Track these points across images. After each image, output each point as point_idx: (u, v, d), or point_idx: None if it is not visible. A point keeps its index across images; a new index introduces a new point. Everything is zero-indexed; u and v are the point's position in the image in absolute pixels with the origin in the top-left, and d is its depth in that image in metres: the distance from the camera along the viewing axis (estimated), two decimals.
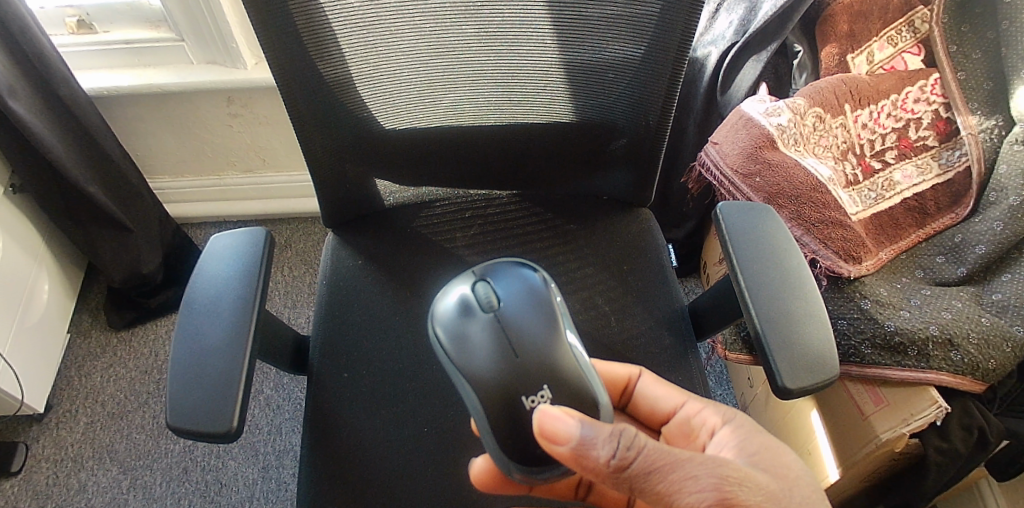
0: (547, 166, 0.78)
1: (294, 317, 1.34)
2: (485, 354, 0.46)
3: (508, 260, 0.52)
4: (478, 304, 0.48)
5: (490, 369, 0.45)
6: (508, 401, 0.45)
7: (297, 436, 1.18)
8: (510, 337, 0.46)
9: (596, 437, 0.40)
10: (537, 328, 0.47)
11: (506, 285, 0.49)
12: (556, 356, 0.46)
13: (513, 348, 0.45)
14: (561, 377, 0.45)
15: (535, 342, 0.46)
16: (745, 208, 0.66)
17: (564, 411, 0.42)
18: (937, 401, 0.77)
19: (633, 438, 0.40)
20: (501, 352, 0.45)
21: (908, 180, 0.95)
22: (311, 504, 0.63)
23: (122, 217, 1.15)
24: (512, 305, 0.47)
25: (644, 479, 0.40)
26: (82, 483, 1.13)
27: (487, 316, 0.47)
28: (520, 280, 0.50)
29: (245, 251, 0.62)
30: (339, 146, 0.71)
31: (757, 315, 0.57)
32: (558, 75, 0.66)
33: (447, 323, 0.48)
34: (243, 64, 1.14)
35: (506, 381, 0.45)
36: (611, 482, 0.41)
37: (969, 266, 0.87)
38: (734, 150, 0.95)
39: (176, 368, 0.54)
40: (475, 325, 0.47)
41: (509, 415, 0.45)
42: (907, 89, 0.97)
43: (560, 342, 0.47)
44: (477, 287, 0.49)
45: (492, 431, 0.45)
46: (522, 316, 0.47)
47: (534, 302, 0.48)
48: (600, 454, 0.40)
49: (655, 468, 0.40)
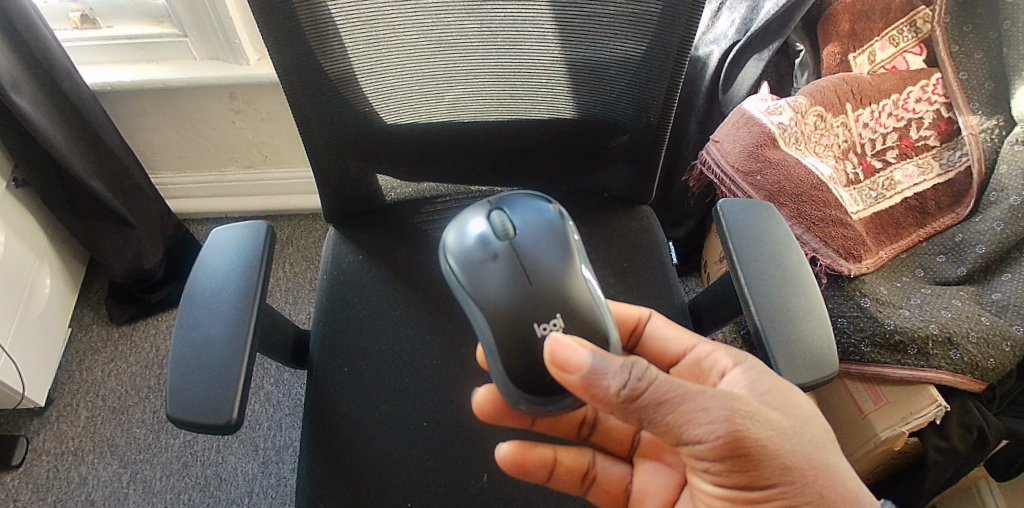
0: (547, 162, 0.78)
1: (294, 313, 1.34)
2: (500, 281, 0.46)
3: (524, 193, 0.52)
4: (494, 233, 0.48)
5: (504, 295, 0.46)
6: (520, 328, 0.45)
7: (297, 432, 1.18)
8: (525, 265, 0.46)
9: (607, 368, 0.43)
10: (551, 257, 0.47)
11: (522, 216, 0.49)
12: (570, 286, 0.46)
13: (527, 276, 0.46)
14: (573, 308, 0.46)
15: (549, 271, 0.46)
16: (744, 205, 0.66)
17: (576, 340, 0.44)
18: (937, 400, 0.78)
19: (644, 371, 0.43)
20: (515, 279, 0.46)
21: (909, 180, 0.95)
22: (310, 496, 0.63)
23: (124, 211, 1.16)
24: (527, 235, 0.48)
25: (655, 409, 0.43)
26: (82, 476, 1.13)
27: (502, 244, 0.47)
28: (536, 212, 0.50)
29: (246, 244, 0.62)
30: (340, 141, 0.71)
31: (757, 312, 0.57)
32: (559, 72, 0.66)
33: (461, 252, 0.48)
34: (245, 60, 1.14)
35: (519, 308, 0.45)
36: (618, 410, 0.44)
37: (969, 266, 0.87)
38: (736, 149, 0.95)
39: (177, 361, 0.54)
40: (490, 252, 0.47)
41: (520, 343, 0.45)
42: (908, 89, 0.97)
43: (574, 273, 0.47)
44: (493, 217, 0.49)
45: (502, 361, 0.46)
46: (537, 245, 0.47)
47: (549, 233, 0.48)
48: (611, 384, 0.42)
49: (666, 400, 0.43)
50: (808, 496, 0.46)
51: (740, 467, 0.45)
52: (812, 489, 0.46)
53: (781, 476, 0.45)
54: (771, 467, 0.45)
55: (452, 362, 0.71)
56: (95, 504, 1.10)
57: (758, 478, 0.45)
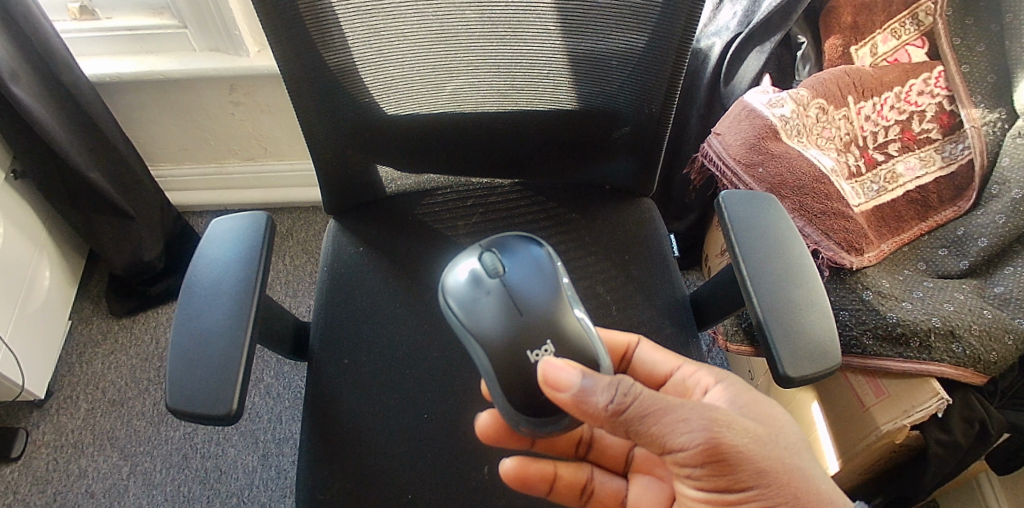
0: (549, 154, 0.78)
1: (295, 306, 1.34)
2: (492, 316, 0.48)
3: (514, 233, 0.54)
4: (485, 272, 0.51)
5: (496, 329, 0.48)
6: (513, 357, 0.47)
7: (297, 425, 1.18)
8: (514, 299, 0.49)
9: (595, 386, 0.44)
10: (540, 291, 0.49)
11: (512, 255, 0.51)
12: (558, 316, 0.48)
13: (517, 308, 0.48)
14: (563, 335, 0.48)
15: (537, 304, 0.48)
16: (747, 197, 0.66)
17: (566, 362, 0.45)
18: (938, 393, 0.77)
19: (630, 386, 0.44)
20: (506, 313, 0.48)
21: (911, 172, 0.94)
22: (310, 488, 0.63)
23: (123, 203, 1.15)
24: (516, 271, 0.50)
25: (639, 422, 0.44)
26: (82, 469, 1.13)
27: (492, 282, 0.50)
28: (525, 250, 0.52)
29: (245, 235, 0.62)
30: (340, 132, 0.71)
31: (760, 304, 0.57)
32: (561, 62, 0.66)
33: (456, 292, 0.51)
34: (245, 51, 1.13)
35: (510, 339, 0.47)
36: (607, 425, 0.45)
37: (971, 259, 0.86)
38: (737, 141, 0.95)
39: (176, 352, 0.54)
40: (482, 291, 0.49)
41: (514, 370, 0.47)
42: (911, 81, 0.96)
43: (562, 304, 0.49)
44: (483, 257, 0.52)
45: (500, 388, 0.48)
46: (525, 281, 0.49)
47: (537, 270, 0.51)
48: (598, 400, 0.43)
49: (650, 412, 0.43)
50: (780, 498, 0.46)
51: (718, 471, 0.45)
52: (787, 491, 0.46)
53: (757, 479, 0.45)
54: (747, 470, 0.45)
55: (453, 355, 0.71)
56: (95, 496, 1.10)
57: (736, 481, 0.46)
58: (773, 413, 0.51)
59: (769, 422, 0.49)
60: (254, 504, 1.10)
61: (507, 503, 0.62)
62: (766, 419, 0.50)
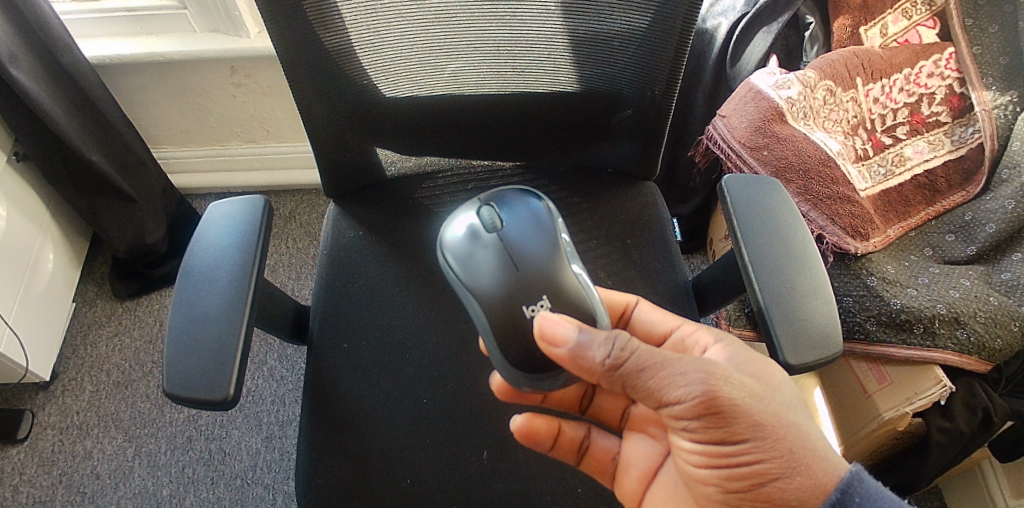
0: (551, 135, 0.77)
1: (297, 289, 1.33)
2: (489, 269, 0.49)
3: (512, 187, 0.55)
4: (483, 226, 0.51)
5: (494, 283, 0.48)
6: (510, 310, 0.48)
7: (299, 407, 1.18)
8: (511, 254, 0.49)
9: (592, 341, 0.45)
10: (538, 246, 0.50)
11: (511, 210, 0.52)
12: (555, 271, 0.49)
13: (514, 263, 0.49)
14: (559, 290, 0.49)
15: (534, 257, 0.49)
16: (751, 180, 0.65)
17: (563, 318, 0.47)
18: (941, 380, 0.77)
19: (627, 341, 0.45)
20: (503, 267, 0.49)
21: (919, 155, 0.93)
22: (310, 472, 0.63)
23: (125, 186, 1.15)
24: (514, 227, 0.50)
25: (637, 377, 0.45)
26: (88, 450, 1.14)
27: (491, 237, 0.50)
28: (523, 204, 0.52)
29: (245, 217, 0.61)
30: (339, 114, 0.70)
31: (760, 289, 0.56)
32: (562, 43, 0.64)
33: (454, 248, 0.52)
34: (246, 33, 1.11)
35: (508, 294, 0.48)
36: (605, 380, 0.46)
37: (979, 245, 0.85)
38: (742, 124, 0.93)
39: (173, 336, 0.54)
40: (481, 245, 0.50)
41: (512, 326, 0.48)
42: (921, 63, 0.94)
43: (559, 260, 0.50)
44: (482, 212, 0.52)
45: (498, 344, 0.49)
46: (523, 235, 0.50)
47: (535, 223, 0.51)
48: (595, 355, 0.45)
49: (646, 367, 0.44)
50: (778, 452, 0.45)
51: (714, 423, 0.45)
52: (783, 445, 0.46)
53: (752, 432, 0.45)
54: (743, 422, 0.45)
55: (453, 340, 0.70)
56: (101, 477, 1.12)
57: (731, 434, 0.45)
58: (774, 375, 0.50)
59: (770, 388, 0.49)
60: (258, 485, 1.11)
61: (507, 485, 0.62)
62: (766, 381, 0.49)
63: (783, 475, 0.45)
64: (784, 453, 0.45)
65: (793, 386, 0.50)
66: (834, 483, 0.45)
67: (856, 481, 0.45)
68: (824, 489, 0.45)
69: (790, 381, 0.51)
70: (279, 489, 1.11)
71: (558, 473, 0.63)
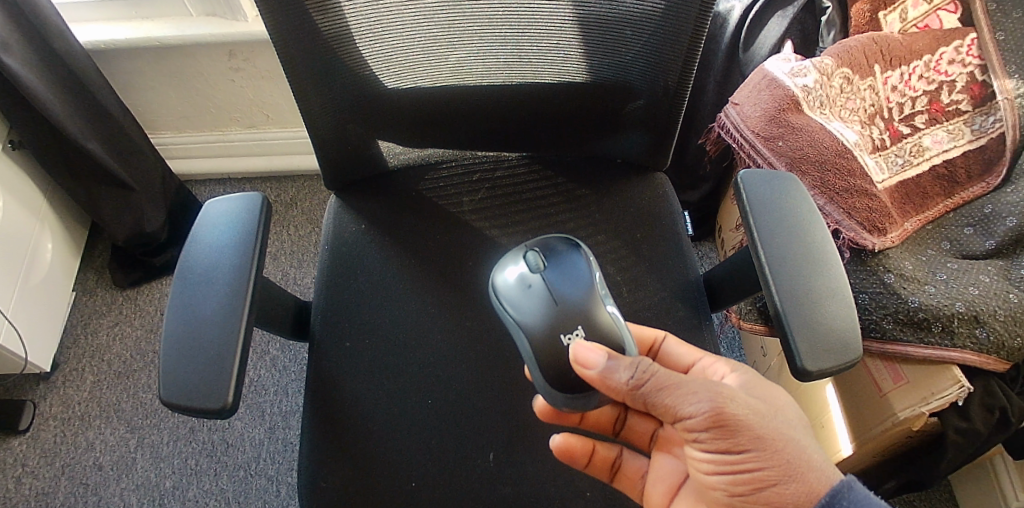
0: (559, 127, 0.74)
1: (299, 278, 1.32)
2: (532, 304, 0.51)
3: (557, 234, 0.57)
4: (528, 267, 0.53)
5: (536, 317, 0.50)
6: (547, 339, 0.50)
7: (303, 398, 1.18)
8: (551, 291, 0.51)
9: (618, 364, 0.46)
10: (576, 284, 0.51)
11: (555, 253, 0.54)
12: (591, 306, 0.50)
13: (553, 299, 0.50)
14: (594, 323, 0.50)
15: (573, 294, 0.51)
16: (768, 176, 0.62)
17: (596, 345, 0.48)
18: (959, 380, 0.74)
19: (648, 365, 0.46)
20: (544, 302, 0.50)
21: (938, 146, 0.90)
22: (312, 474, 0.62)
23: (124, 175, 1.12)
24: (557, 268, 0.52)
25: (656, 398, 0.45)
26: (90, 441, 1.14)
27: (534, 276, 0.52)
28: (566, 249, 0.54)
29: (240, 217, 0.59)
30: (338, 105, 0.67)
31: (778, 293, 0.54)
32: (571, 31, 0.62)
33: (503, 288, 0.54)
34: (243, 17, 1.08)
35: (547, 325, 0.50)
36: (630, 401, 0.46)
37: (997, 239, 0.82)
38: (756, 113, 0.91)
39: (168, 343, 0.52)
40: (525, 284, 0.52)
41: (550, 354, 0.49)
42: (941, 49, 0.91)
43: (597, 298, 0.51)
44: (528, 256, 0.54)
45: (538, 372, 0.51)
46: (564, 275, 0.52)
47: (577, 266, 0.53)
48: (619, 377, 0.45)
49: (665, 387, 0.44)
50: (778, 463, 0.44)
51: (720, 435, 0.44)
52: (782, 455, 0.44)
53: (755, 442, 0.44)
54: (746, 435, 0.44)
55: (458, 338, 0.69)
56: (103, 468, 1.11)
57: (734, 445, 0.44)
58: (777, 394, 0.50)
59: (773, 401, 0.48)
60: (262, 476, 1.11)
61: (512, 489, 0.61)
62: (771, 398, 0.49)
63: (781, 482, 0.44)
64: (782, 462, 0.44)
65: (799, 406, 0.49)
66: (824, 487, 0.44)
67: (844, 488, 0.43)
68: (815, 496, 0.43)
69: (794, 401, 0.50)
70: (283, 481, 1.10)
71: (565, 479, 0.61)
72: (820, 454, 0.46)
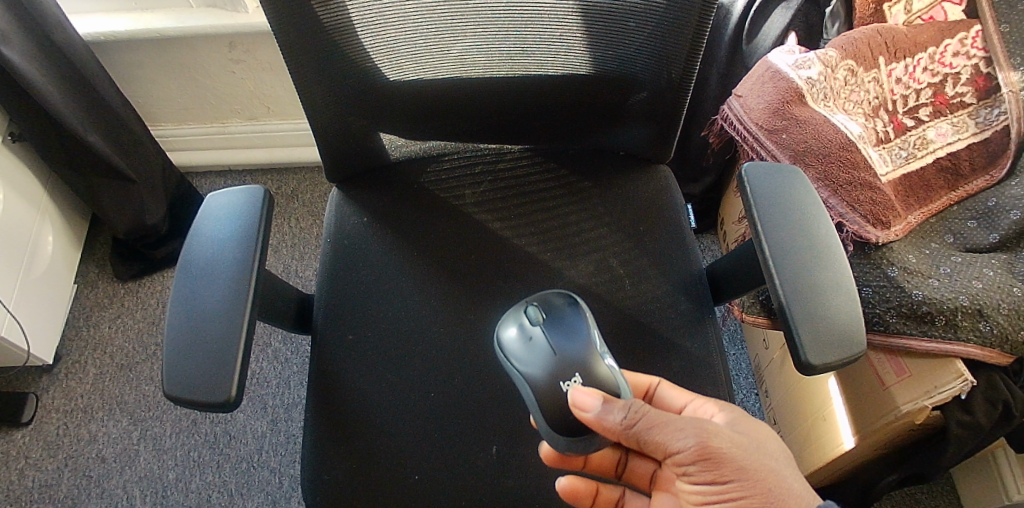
0: (562, 119, 0.74)
1: (300, 270, 1.32)
2: (532, 356, 0.52)
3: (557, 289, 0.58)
4: (529, 320, 0.55)
5: (536, 368, 0.52)
6: (546, 387, 0.50)
7: (305, 390, 1.18)
8: (550, 342, 0.52)
9: (611, 406, 0.47)
10: (574, 337, 0.52)
11: (554, 306, 0.55)
12: (587, 354, 0.51)
13: (552, 350, 0.52)
14: (592, 372, 0.50)
15: (571, 346, 0.52)
16: (772, 169, 0.62)
17: (591, 390, 0.49)
18: (962, 374, 0.74)
19: (640, 406, 0.47)
20: (543, 353, 0.52)
21: (942, 138, 0.90)
22: (315, 467, 0.62)
23: (125, 167, 1.12)
24: (556, 322, 0.53)
25: (648, 437, 0.46)
26: (93, 433, 1.14)
27: (534, 329, 0.54)
28: (565, 303, 0.56)
29: (243, 210, 0.59)
30: (340, 98, 0.67)
31: (781, 286, 0.54)
32: (574, 23, 0.61)
33: (506, 340, 0.55)
34: (244, 8, 1.07)
35: (547, 375, 0.51)
36: (623, 441, 0.48)
37: (1002, 233, 0.81)
38: (760, 105, 0.90)
39: (171, 336, 0.52)
40: (525, 336, 0.54)
41: (550, 402, 0.50)
42: (946, 41, 0.90)
43: (594, 350, 0.52)
44: (528, 309, 0.56)
45: (540, 419, 0.51)
46: (562, 328, 0.53)
47: (575, 319, 0.54)
48: (613, 419, 0.47)
49: (656, 425, 0.46)
50: (762, 494, 0.45)
51: (707, 467, 0.46)
52: (766, 485, 0.46)
53: (738, 474, 0.45)
54: (731, 466, 0.45)
55: (460, 332, 0.69)
56: (106, 460, 1.12)
57: (720, 476, 0.46)
58: (760, 430, 0.51)
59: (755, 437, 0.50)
60: (264, 469, 1.11)
61: (515, 482, 0.61)
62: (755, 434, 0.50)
63: None
64: (765, 492, 0.45)
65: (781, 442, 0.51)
66: None
67: None
68: None
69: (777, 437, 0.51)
70: (286, 473, 1.11)
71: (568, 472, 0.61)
72: (801, 485, 0.47)
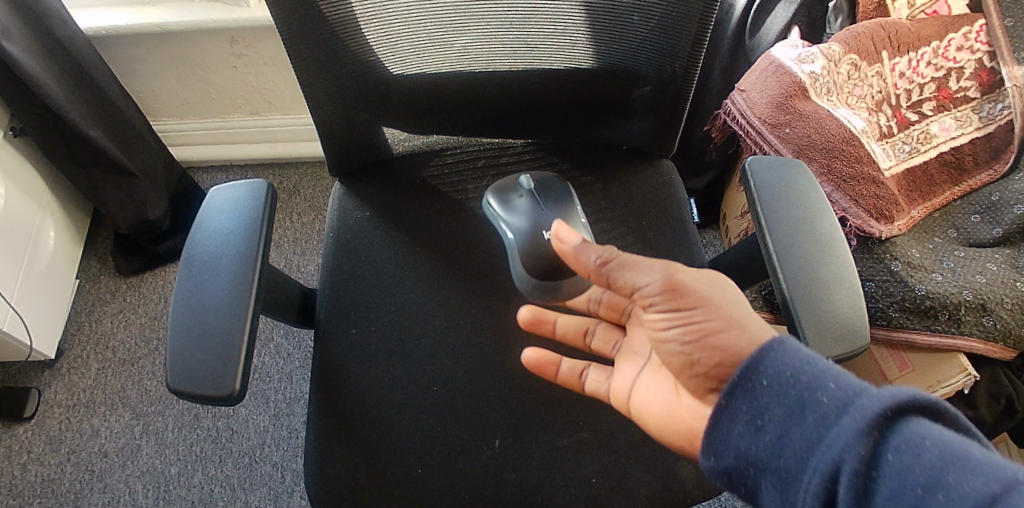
0: (565, 114, 0.74)
1: (303, 265, 1.32)
2: (521, 212, 0.63)
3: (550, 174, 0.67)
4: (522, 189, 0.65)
5: (522, 221, 0.62)
6: (528, 236, 0.61)
7: (307, 385, 1.18)
8: (537, 201, 0.63)
9: (586, 246, 0.49)
10: (558, 201, 0.63)
11: (544, 182, 0.65)
12: (566, 214, 0.62)
13: (538, 208, 0.62)
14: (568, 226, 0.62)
15: (554, 207, 0.63)
16: (775, 163, 0.62)
17: (571, 231, 0.51)
18: (965, 368, 0.77)
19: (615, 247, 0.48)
20: (530, 209, 0.62)
21: (945, 133, 0.89)
22: (319, 460, 0.62)
23: (127, 162, 1.12)
24: (545, 192, 0.64)
25: (620, 275, 0.47)
26: (95, 428, 1.14)
27: (525, 196, 0.64)
28: (554, 181, 0.65)
29: (246, 204, 0.59)
30: (343, 92, 0.66)
31: (785, 281, 0.54)
32: (578, 16, 0.61)
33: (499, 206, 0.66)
34: (245, 3, 1.07)
35: (531, 226, 0.61)
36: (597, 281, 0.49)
37: (1005, 227, 0.82)
38: (763, 99, 0.90)
39: (175, 330, 0.52)
40: (517, 199, 0.64)
41: (531, 248, 0.61)
42: (949, 35, 0.90)
43: (572, 212, 0.63)
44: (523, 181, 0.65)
45: (521, 262, 0.62)
46: (549, 195, 0.64)
47: (561, 192, 0.64)
48: (588, 257, 0.48)
49: (629, 263, 0.46)
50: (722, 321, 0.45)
51: (672, 300, 0.45)
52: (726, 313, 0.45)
53: (701, 302, 0.45)
54: (695, 294, 0.45)
55: (463, 326, 0.69)
56: (109, 455, 1.12)
57: (685, 304, 0.45)
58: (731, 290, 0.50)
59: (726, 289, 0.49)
60: (266, 463, 1.11)
61: (519, 476, 0.61)
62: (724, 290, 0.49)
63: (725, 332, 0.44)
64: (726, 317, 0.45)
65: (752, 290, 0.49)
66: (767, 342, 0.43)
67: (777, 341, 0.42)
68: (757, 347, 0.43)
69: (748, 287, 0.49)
70: (288, 467, 1.11)
71: (570, 466, 0.61)
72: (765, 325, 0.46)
